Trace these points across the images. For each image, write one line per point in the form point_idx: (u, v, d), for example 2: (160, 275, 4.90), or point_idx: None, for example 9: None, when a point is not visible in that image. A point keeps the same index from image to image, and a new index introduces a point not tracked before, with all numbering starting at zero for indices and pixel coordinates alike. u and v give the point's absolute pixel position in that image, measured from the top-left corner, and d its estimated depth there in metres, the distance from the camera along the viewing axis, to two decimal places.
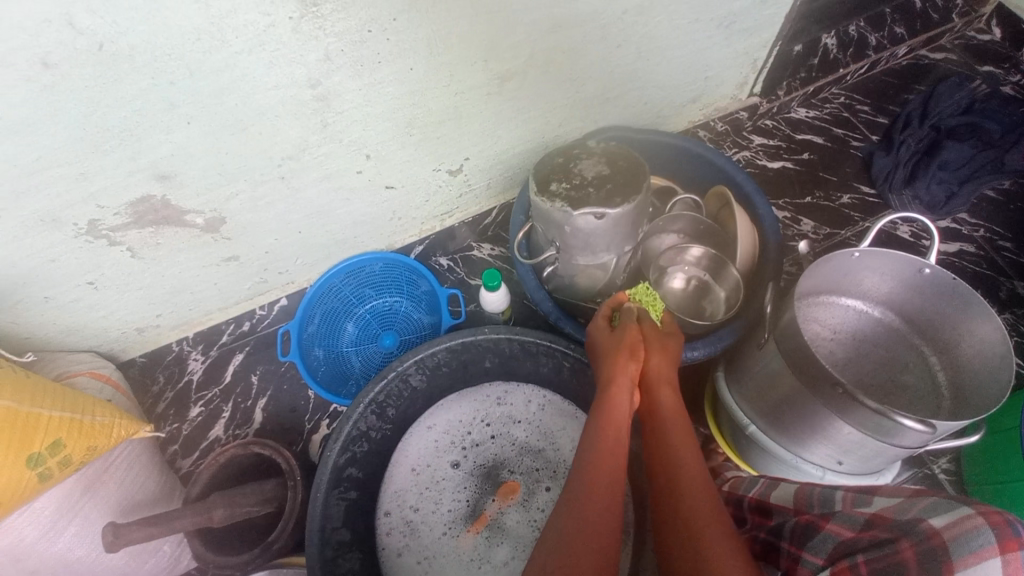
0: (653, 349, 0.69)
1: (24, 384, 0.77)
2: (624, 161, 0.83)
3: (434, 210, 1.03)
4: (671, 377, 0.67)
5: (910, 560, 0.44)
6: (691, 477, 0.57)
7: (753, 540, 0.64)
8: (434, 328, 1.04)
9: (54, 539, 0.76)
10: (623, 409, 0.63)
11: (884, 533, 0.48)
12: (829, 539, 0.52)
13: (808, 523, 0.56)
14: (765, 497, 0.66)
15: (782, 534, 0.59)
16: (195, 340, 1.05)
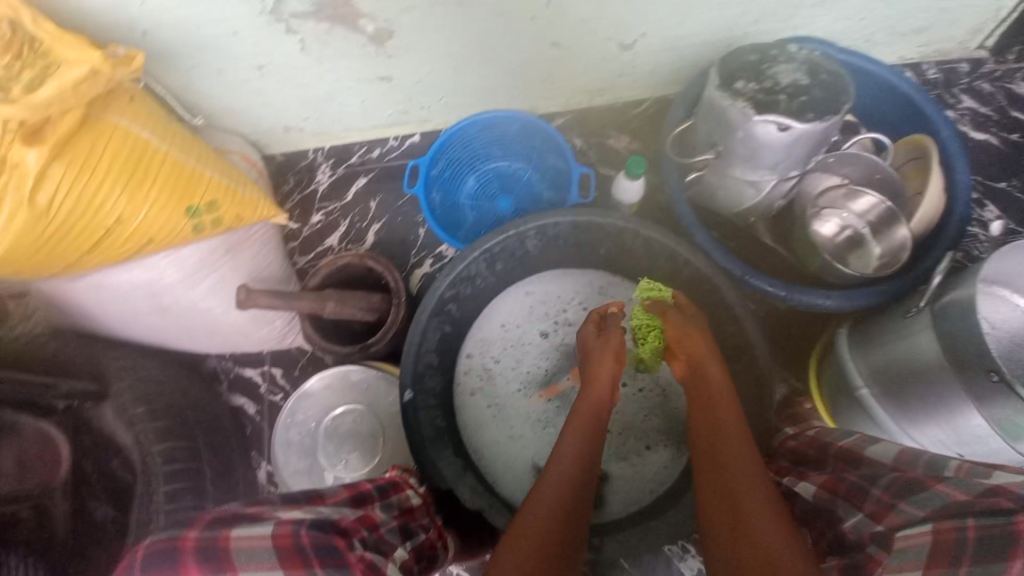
0: (684, 337, 0.73)
1: (191, 142, 0.80)
2: (826, 75, 0.74)
3: (586, 83, 0.96)
4: (713, 357, 0.70)
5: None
6: (732, 450, 0.61)
7: (835, 479, 0.64)
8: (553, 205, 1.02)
9: (193, 286, 0.85)
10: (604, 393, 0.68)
11: (1005, 502, 0.46)
12: (934, 498, 0.52)
13: (912, 479, 0.56)
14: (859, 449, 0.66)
15: (877, 483, 0.59)
16: (329, 153, 1.09)
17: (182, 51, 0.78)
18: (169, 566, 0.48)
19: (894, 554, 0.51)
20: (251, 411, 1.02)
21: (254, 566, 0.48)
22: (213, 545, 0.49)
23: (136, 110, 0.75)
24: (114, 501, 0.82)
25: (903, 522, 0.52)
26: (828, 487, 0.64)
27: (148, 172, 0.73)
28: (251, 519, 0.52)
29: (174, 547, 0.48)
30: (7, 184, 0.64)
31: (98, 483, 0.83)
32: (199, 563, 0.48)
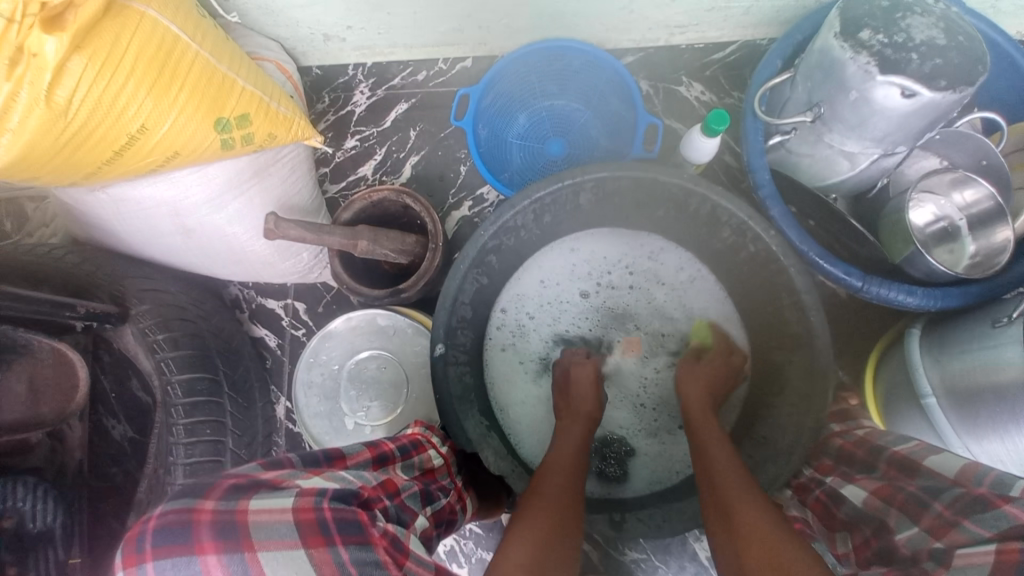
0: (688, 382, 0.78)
1: (222, 44, 0.72)
2: (967, 36, 0.62)
3: (668, 19, 0.83)
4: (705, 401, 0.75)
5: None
6: (723, 466, 0.62)
7: (892, 487, 0.55)
8: (609, 155, 0.93)
9: (218, 209, 0.80)
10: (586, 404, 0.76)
11: None
12: (1004, 518, 0.45)
13: (979, 497, 0.48)
14: (917, 456, 0.58)
15: (936, 495, 0.51)
16: (369, 71, 0.99)
17: None
18: (182, 544, 0.42)
19: (951, 571, 0.45)
20: (272, 343, 0.99)
21: (275, 545, 0.44)
22: (230, 520, 0.44)
23: (162, 1, 0.66)
24: (134, 421, 0.79)
25: (965, 539, 0.46)
26: (883, 495, 0.55)
27: (177, 75, 0.66)
28: (269, 488, 0.48)
29: (188, 520, 0.43)
30: (25, 78, 0.56)
31: (117, 402, 0.79)
32: (217, 542, 0.43)
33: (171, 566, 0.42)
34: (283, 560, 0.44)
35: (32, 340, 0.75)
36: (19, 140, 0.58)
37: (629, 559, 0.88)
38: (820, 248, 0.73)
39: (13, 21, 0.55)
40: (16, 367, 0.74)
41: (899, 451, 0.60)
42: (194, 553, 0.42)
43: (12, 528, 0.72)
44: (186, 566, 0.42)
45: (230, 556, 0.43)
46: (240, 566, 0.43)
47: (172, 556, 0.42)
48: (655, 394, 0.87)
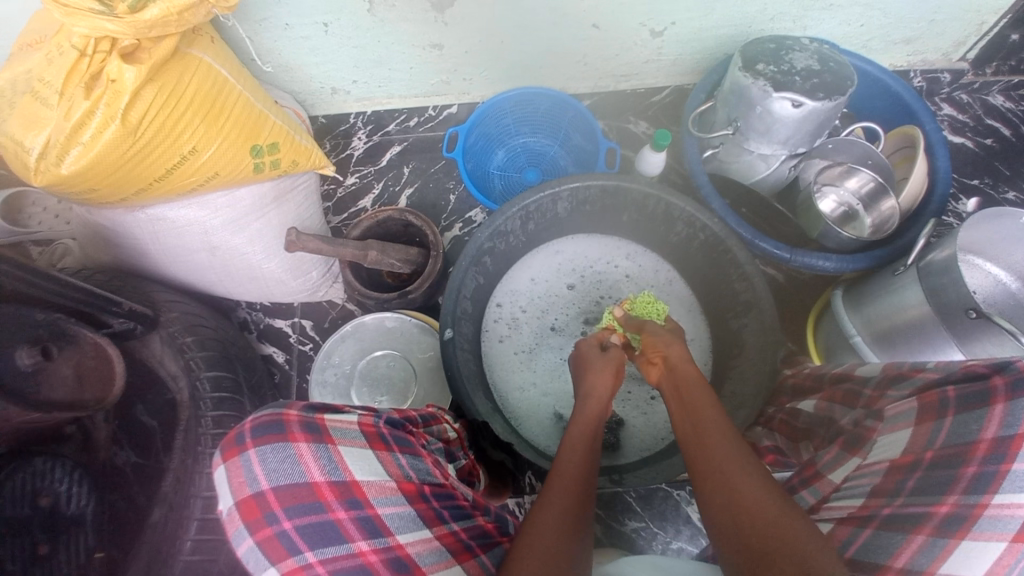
0: (659, 339, 0.71)
1: (257, 88, 0.87)
2: (835, 64, 0.85)
3: (615, 68, 1.07)
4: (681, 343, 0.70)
5: (998, 388, 0.48)
6: (721, 447, 0.56)
7: (833, 391, 0.70)
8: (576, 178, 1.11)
9: (240, 230, 0.90)
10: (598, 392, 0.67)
11: (980, 367, 0.51)
12: (918, 380, 0.56)
13: (898, 374, 0.60)
14: (850, 370, 0.70)
15: (868, 384, 0.64)
16: (368, 119, 1.16)
17: (258, 3, 0.84)
18: (278, 434, 0.48)
19: (886, 420, 0.57)
20: (280, 359, 1.06)
21: (351, 442, 0.50)
22: (313, 421, 0.50)
23: (215, 50, 0.81)
24: (139, 447, 0.83)
25: (894, 400, 0.58)
26: (827, 398, 0.70)
27: (224, 109, 0.79)
28: (335, 408, 0.54)
29: (278, 418, 0.49)
30: (103, 99, 0.70)
31: (133, 420, 0.84)
32: (306, 433, 0.49)
33: (270, 451, 0.48)
34: (359, 455, 0.50)
35: (77, 332, 0.76)
36: (88, 152, 0.71)
37: (629, 529, 0.96)
38: (752, 230, 0.89)
39: (86, 54, 0.69)
40: (63, 354, 0.74)
41: (836, 371, 0.73)
42: (287, 441, 0.48)
43: (49, 506, 0.79)
44: (283, 450, 0.48)
45: (318, 445, 0.49)
46: (326, 454, 0.48)
47: (270, 443, 0.48)
48: (634, 369, 0.97)
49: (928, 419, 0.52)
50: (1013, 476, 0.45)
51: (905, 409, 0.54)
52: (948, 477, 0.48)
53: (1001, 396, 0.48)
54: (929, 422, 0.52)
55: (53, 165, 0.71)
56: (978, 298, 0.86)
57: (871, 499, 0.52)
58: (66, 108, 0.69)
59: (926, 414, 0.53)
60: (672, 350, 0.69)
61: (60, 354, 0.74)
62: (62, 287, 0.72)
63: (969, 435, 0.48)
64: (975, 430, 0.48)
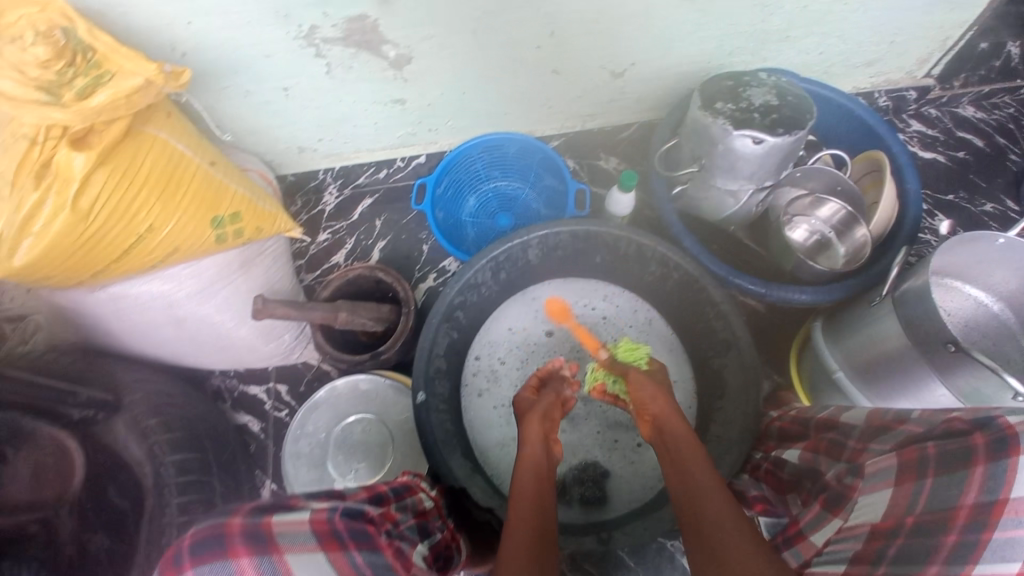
0: (646, 396, 0.73)
1: (214, 158, 0.85)
2: (793, 97, 0.84)
3: (580, 109, 1.07)
4: (676, 411, 0.70)
5: (979, 447, 0.46)
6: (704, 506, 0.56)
7: (816, 439, 0.67)
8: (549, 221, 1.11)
9: (206, 300, 0.89)
10: (530, 440, 0.70)
11: (961, 424, 0.48)
12: (900, 434, 0.54)
13: (880, 425, 0.57)
14: (835, 415, 0.68)
15: (850, 434, 0.62)
16: (337, 174, 1.15)
17: (215, 72, 0.84)
18: (218, 551, 0.45)
19: (866, 478, 0.53)
20: (255, 428, 1.03)
21: (298, 548, 0.47)
22: (256, 530, 0.47)
23: (173, 125, 0.79)
24: (109, 532, 0.78)
25: (874, 456, 0.54)
26: (812, 448, 0.67)
27: (180, 185, 0.78)
28: (287, 508, 0.52)
29: (218, 532, 0.47)
30: (53, 188, 0.67)
31: (98, 504, 0.79)
32: (248, 546, 0.46)
33: (209, 572, 0.45)
34: (307, 561, 0.47)
35: (36, 429, 0.79)
36: (42, 241, 0.68)
37: None
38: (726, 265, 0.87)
39: (37, 141, 0.66)
40: (22, 453, 0.78)
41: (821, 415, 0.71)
42: (228, 558, 0.45)
43: None
44: (223, 569, 0.45)
45: (260, 558, 0.45)
46: (271, 567, 0.45)
47: (208, 563, 0.45)
48: (617, 417, 0.94)
49: (909, 478, 0.49)
50: (994, 546, 0.42)
51: (884, 467, 0.51)
52: (929, 546, 0.45)
53: (982, 457, 0.45)
54: (910, 483, 0.49)
55: (5, 258, 0.68)
56: (954, 321, 0.85)
57: (854, 567, 0.49)
58: (15, 200, 0.66)
59: (905, 473, 0.50)
60: (670, 419, 0.69)
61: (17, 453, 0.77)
62: None
63: (950, 499, 0.46)
64: (955, 495, 0.45)
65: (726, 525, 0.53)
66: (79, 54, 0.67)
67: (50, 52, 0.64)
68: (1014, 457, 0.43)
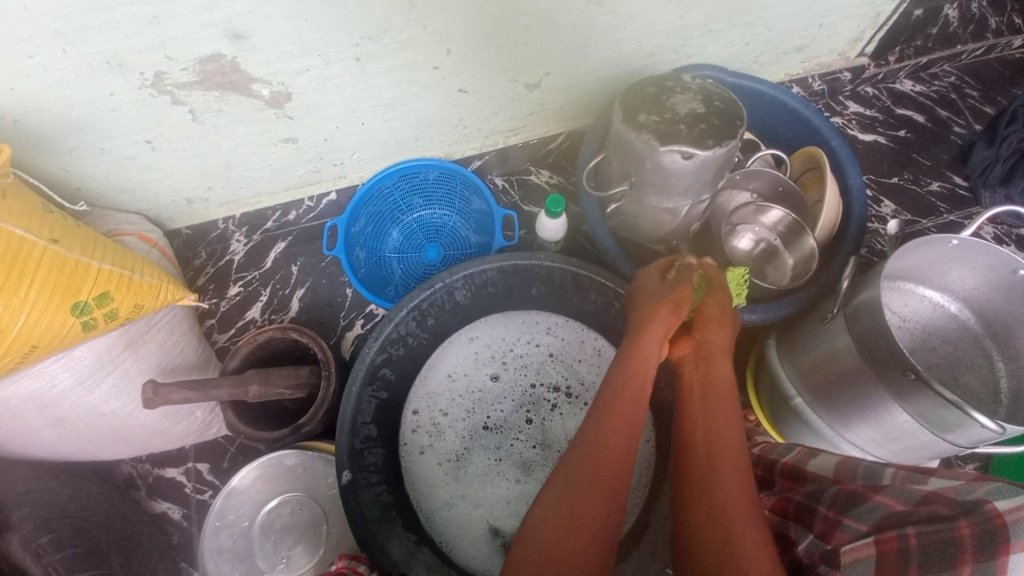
0: (713, 315, 0.65)
1: (72, 232, 0.73)
2: (720, 102, 0.77)
3: (499, 125, 0.98)
4: (729, 350, 0.64)
5: (966, 541, 0.44)
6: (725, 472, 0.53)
7: (783, 499, 0.61)
8: (481, 249, 1.02)
9: (90, 390, 0.78)
10: (651, 348, 0.63)
11: (944, 510, 0.47)
12: (875, 510, 0.51)
13: (852, 492, 0.54)
14: (801, 462, 0.64)
15: (820, 498, 0.57)
16: (241, 221, 1.04)
17: (56, 133, 0.72)
18: None
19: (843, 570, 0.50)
20: (176, 516, 0.92)
21: None
22: None
23: (7, 206, 0.68)
24: None
25: (851, 539, 0.51)
26: (778, 509, 0.61)
27: (24, 274, 0.66)
28: None
29: None
30: None
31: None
32: None
33: None
34: None
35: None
36: None
37: None
38: None
39: None
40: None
41: (786, 462, 0.66)
42: None
43: None
44: None
45: None
46: None
47: None
48: None
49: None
50: None
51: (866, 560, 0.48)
52: None
53: (969, 555, 0.44)
54: None
55: None
56: (912, 328, 0.80)
57: None
58: None
59: (887, 566, 0.48)
60: (718, 360, 0.64)
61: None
62: None
63: None
64: None
65: (739, 500, 0.51)
66: None
67: None
68: (1003, 557, 0.42)
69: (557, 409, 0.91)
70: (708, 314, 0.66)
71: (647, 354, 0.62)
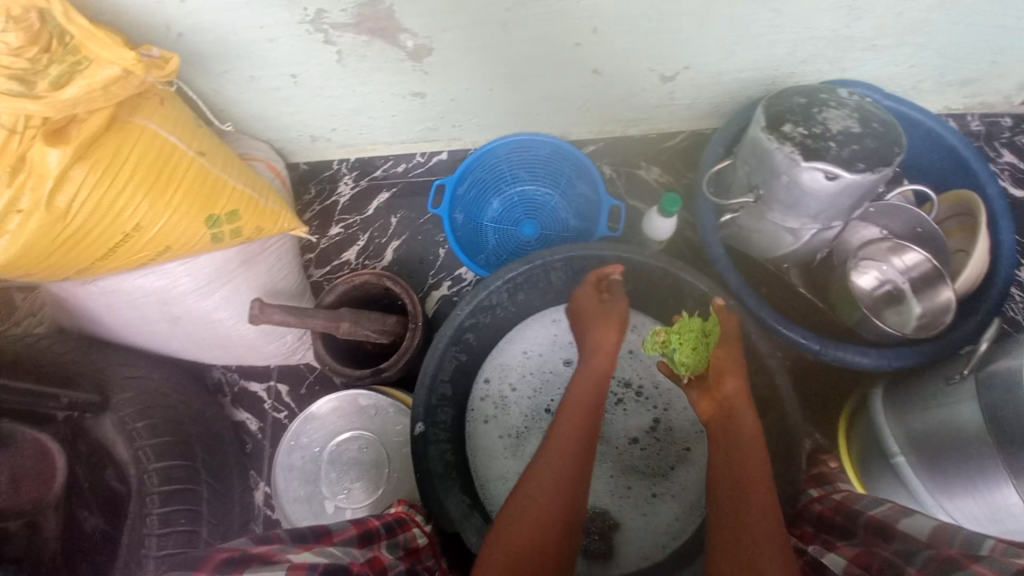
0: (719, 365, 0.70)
1: (216, 149, 0.78)
2: (878, 124, 0.71)
3: (622, 112, 0.95)
4: (751, 405, 0.68)
5: None
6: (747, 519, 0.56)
7: (866, 552, 0.57)
8: (578, 234, 1.01)
9: (205, 297, 0.83)
10: (605, 363, 0.74)
11: None
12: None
13: (948, 559, 0.50)
14: (891, 521, 0.60)
15: (911, 559, 0.52)
16: (353, 165, 1.07)
17: (216, 55, 0.76)
18: None
19: None
20: (253, 427, 0.99)
21: None
22: None
23: (164, 114, 0.73)
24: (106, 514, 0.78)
25: None
26: (860, 562, 0.56)
27: (172, 179, 0.71)
28: (259, 564, 0.49)
29: None
30: (27, 185, 0.63)
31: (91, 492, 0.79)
32: None
33: None
34: None
35: (13, 432, 0.77)
36: (16, 242, 0.64)
37: None
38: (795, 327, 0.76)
39: (12, 131, 0.61)
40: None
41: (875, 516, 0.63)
42: None
43: None
44: None
45: None
46: None
47: None
48: (634, 464, 0.86)
49: None
50: None
51: None
52: None
53: None
54: None
55: None
56: None
57: None
58: None
59: None
60: (741, 413, 0.67)
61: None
62: None
63: None
64: None
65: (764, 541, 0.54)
66: (55, 39, 0.62)
67: (24, 37, 0.60)
68: None
69: (621, 405, 0.89)
70: (720, 366, 0.70)
71: (599, 359, 0.75)
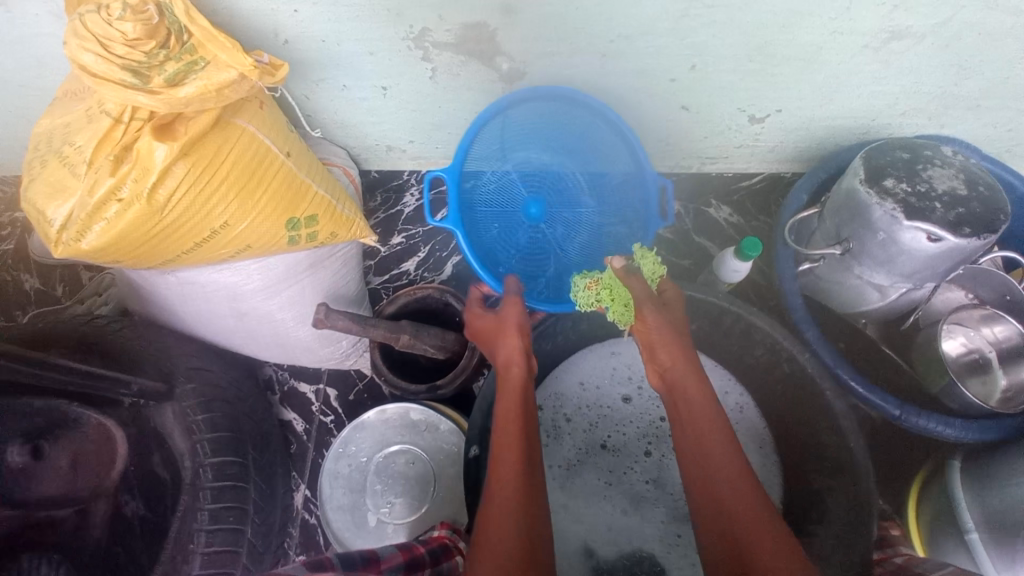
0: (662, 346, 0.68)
1: (303, 153, 0.80)
2: (985, 188, 0.68)
3: (702, 150, 0.94)
4: (700, 382, 0.65)
5: None
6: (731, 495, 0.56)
7: None
8: (608, 221, 0.83)
9: (271, 296, 0.85)
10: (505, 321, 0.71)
11: None
12: None
13: None
14: None
15: None
16: (422, 178, 1.09)
17: (316, 64, 0.78)
18: None
19: None
20: (299, 428, 0.99)
21: None
22: None
23: (262, 118, 0.74)
24: (149, 499, 0.77)
25: None
26: None
27: (262, 182, 0.73)
28: None
29: None
30: (130, 176, 0.64)
31: (133, 477, 0.77)
32: None
33: None
34: None
35: (81, 416, 0.77)
36: (110, 229, 0.66)
37: None
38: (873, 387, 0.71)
39: (120, 122, 0.65)
40: (59, 443, 0.75)
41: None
42: None
43: None
44: None
45: None
46: None
47: None
48: (686, 510, 0.83)
49: None
50: None
51: None
52: None
53: None
54: None
55: (73, 238, 0.65)
56: None
57: None
58: (89, 182, 0.64)
59: None
60: (693, 393, 0.64)
61: (54, 443, 0.75)
62: (51, 369, 0.74)
63: None
64: None
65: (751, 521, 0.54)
66: (173, 35, 0.64)
67: (143, 32, 0.61)
68: None
69: None
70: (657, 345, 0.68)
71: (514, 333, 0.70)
